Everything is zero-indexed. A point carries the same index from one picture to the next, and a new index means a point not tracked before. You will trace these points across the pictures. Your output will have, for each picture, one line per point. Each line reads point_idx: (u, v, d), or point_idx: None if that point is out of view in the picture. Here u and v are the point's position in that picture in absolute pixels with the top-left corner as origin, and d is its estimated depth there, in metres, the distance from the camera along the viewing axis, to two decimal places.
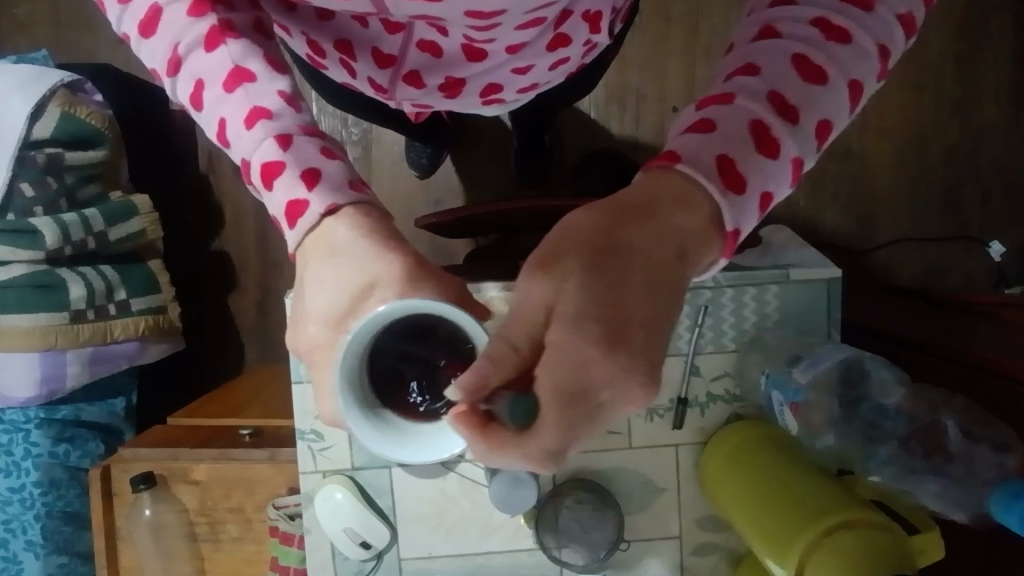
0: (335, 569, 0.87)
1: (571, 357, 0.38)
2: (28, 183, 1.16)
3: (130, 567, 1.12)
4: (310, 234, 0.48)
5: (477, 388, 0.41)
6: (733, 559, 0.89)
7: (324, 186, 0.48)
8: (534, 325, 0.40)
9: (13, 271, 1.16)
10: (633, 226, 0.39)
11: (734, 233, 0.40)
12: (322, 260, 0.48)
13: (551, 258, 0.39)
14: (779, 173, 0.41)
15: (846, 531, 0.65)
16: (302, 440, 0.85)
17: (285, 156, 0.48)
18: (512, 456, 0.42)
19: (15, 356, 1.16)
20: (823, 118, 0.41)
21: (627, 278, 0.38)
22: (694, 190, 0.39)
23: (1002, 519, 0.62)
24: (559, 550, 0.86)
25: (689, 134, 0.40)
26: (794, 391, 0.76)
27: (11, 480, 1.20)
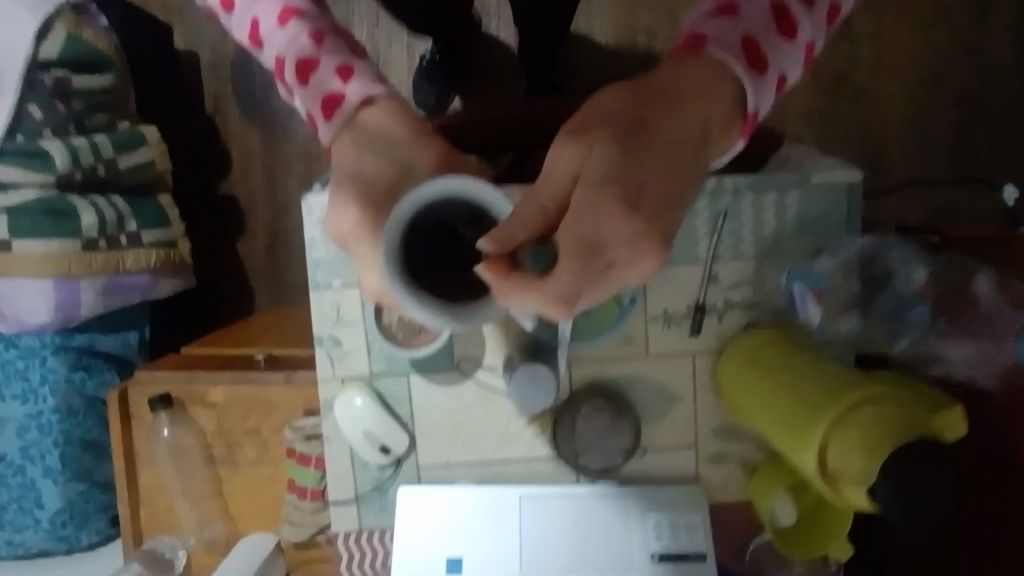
0: (355, 477, 0.88)
1: (589, 216, 0.53)
2: (35, 105, 1.15)
3: (149, 488, 1.13)
4: (339, 123, 0.67)
5: (507, 242, 0.54)
6: (749, 469, 0.90)
7: (349, 88, 0.68)
8: (562, 184, 0.55)
9: (26, 194, 1.16)
10: (658, 109, 0.56)
11: (751, 118, 0.59)
12: (350, 141, 0.67)
13: (583, 132, 0.56)
14: (766, 93, 0.60)
15: (867, 405, 0.61)
16: (320, 346, 0.85)
17: (318, 65, 0.68)
18: (530, 298, 0.56)
19: (30, 281, 1.16)
20: (809, 39, 0.62)
21: (655, 143, 0.55)
22: (718, 73, 0.57)
23: None
24: (575, 457, 0.88)
25: (704, 58, 0.57)
26: (815, 280, 0.77)
27: (28, 407, 1.20)
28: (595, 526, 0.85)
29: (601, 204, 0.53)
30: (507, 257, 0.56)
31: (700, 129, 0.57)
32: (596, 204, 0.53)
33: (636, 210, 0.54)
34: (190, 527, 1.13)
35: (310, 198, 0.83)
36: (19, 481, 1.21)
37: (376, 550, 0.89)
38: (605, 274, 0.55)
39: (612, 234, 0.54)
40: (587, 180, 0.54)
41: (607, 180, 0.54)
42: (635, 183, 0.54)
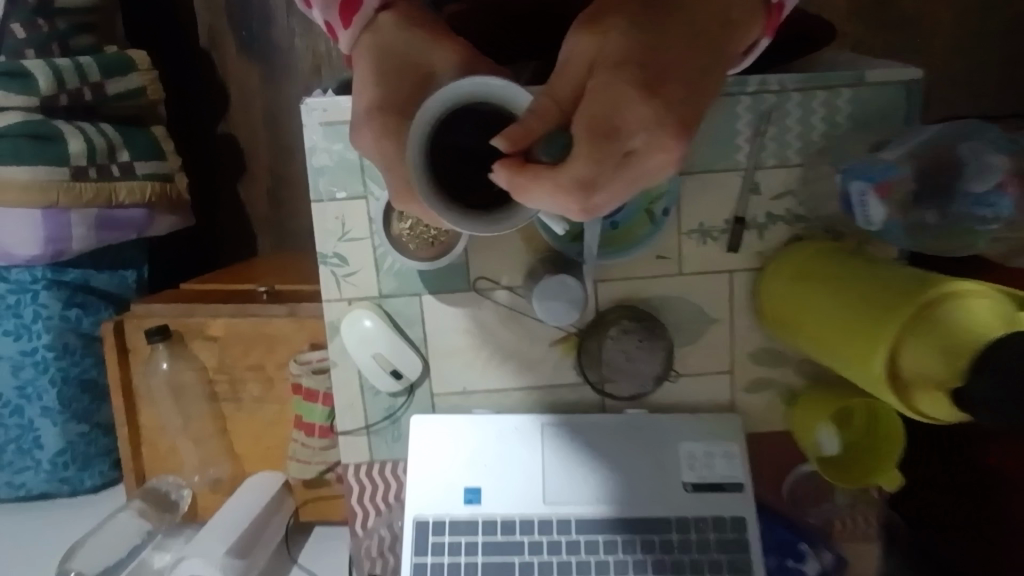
0: (365, 405, 0.82)
1: (611, 97, 0.47)
2: (20, 24, 1.07)
3: (150, 427, 1.08)
4: (361, 28, 0.69)
5: (522, 135, 0.48)
6: (788, 397, 0.83)
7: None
8: (578, 76, 0.48)
9: (8, 118, 1.07)
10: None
11: (779, 6, 0.57)
12: (370, 44, 0.68)
13: (597, 19, 0.49)
14: None
15: (952, 305, 0.53)
16: (325, 265, 0.79)
17: None
18: (545, 190, 0.49)
19: (15, 210, 1.08)
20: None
21: (675, 23, 0.49)
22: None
23: None
24: (602, 383, 0.81)
25: None
26: (884, 169, 0.62)
27: (21, 343, 1.14)
28: (623, 454, 0.80)
29: (622, 86, 0.46)
30: (523, 150, 0.49)
31: (723, 16, 0.52)
32: (616, 87, 0.47)
33: (659, 92, 0.48)
34: (194, 466, 1.08)
35: (310, 101, 0.75)
36: (17, 422, 1.16)
37: (389, 483, 0.84)
38: (624, 162, 0.49)
39: (635, 120, 0.47)
40: (602, 63, 0.47)
41: (628, 60, 0.47)
42: (654, 67, 0.48)
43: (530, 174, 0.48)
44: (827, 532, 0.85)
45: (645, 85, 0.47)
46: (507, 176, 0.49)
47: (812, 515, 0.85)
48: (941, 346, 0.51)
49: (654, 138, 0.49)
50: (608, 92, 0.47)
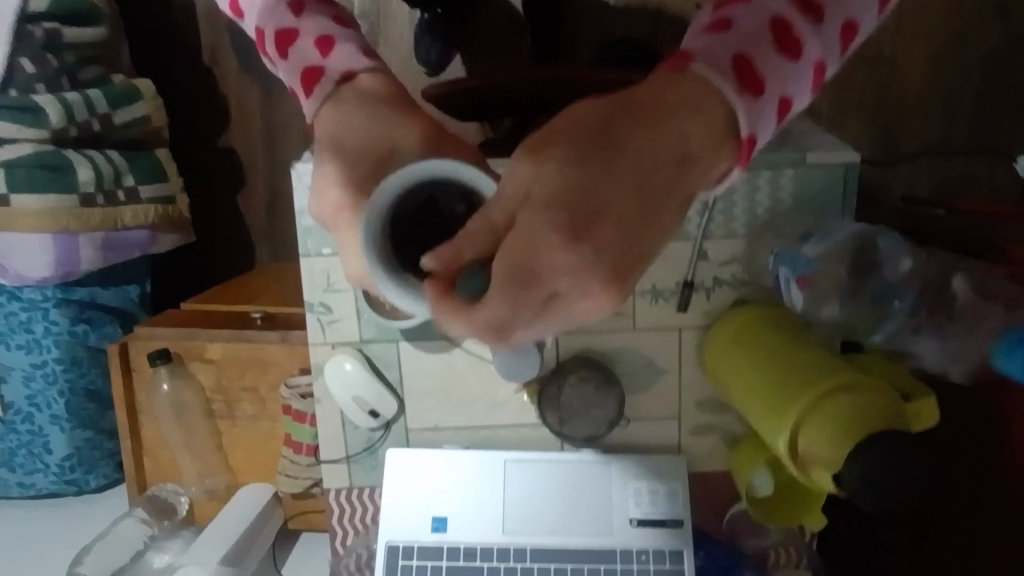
0: (346, 438, 0.91)
1: (532, 245, 0.45)
2: (28, 59, 1.14)
3: (152, 439, 1.17)
4: (326, 100, 0.64)
5: (451, 258, 0.47)
6: (731, 441, 0.92)
7: (332, 67, 0.65)
8: (512, 205, 0.47)
9: (21, 150, 1.15)
10: (633, 124, 0.47)
11: (748, 138, 0.51)
12: (336, 120, 0.63)
13: (543, 145, 0.47)
14: (800, 76, 0.53)
15: (840, 391, 0.62)
16: (311, 312, 0.87)
17: (300, 35, 0.65)
18: (462, 323, 0.49)
19: (27, 236, 1.16)
20: (819, 56, 0.54)
21: (619, 166, 0.46)
22: (709, 85, 0.50)
23: (1004, 369, 0.63)
24: (561, 425, 0.89)
25: (705, 36, 0.52)
26: (803, 263, 0.73)
27: (33, 357, 1.23)
28: (576, 490, 0.88)
29: (549, 227, 0.44)
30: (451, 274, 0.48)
31: (678, 153, 0.48)
32: (542, 230, 0.45)
33: (590, 238, 0.45)
34: (192, 476, 1.17)
35: (299, 167, 0.82)
36: (28, 428, 1.26)
37: (366, 506, 0.93)
38: (545, 306, 0.47)
39: (559, 268, 0.45)
40: (534, 201, 0.46)
41: (560, 200, 0.45)
42: (591, 210, 0.45)
43: (449, 305, 0.48)
44: (762, 562, 0.94)
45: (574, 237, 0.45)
46: (430, 299, 0.49)
47: (749, 547, 0.93)
48: (835, 426, 0.60)
49: (583, 293, 0.46)
50: (531, 235, 0.45)
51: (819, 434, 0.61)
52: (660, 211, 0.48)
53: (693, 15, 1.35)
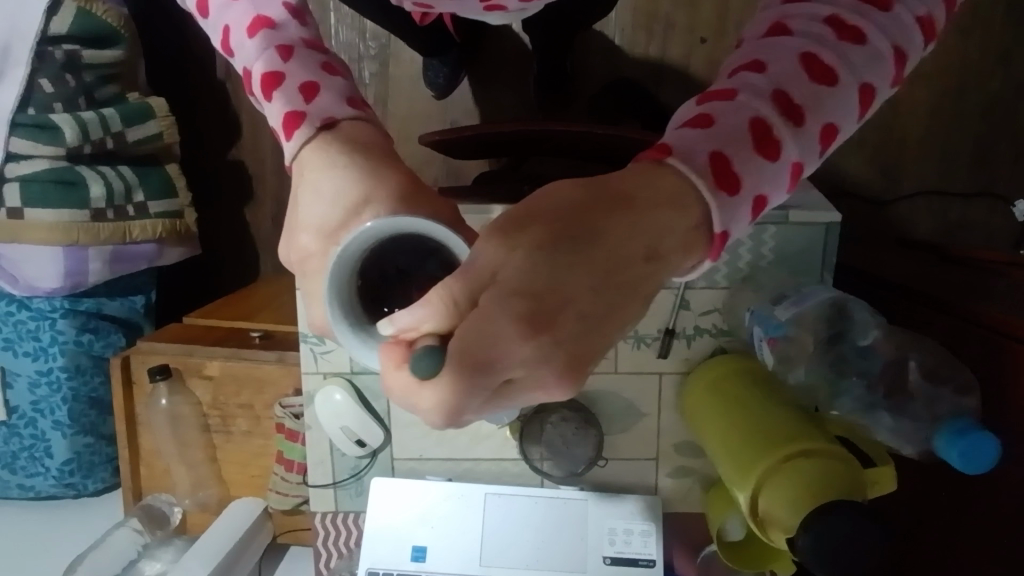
0: (334, 463, 0.94)
1: (484, 335, 0.45)
2: (47, 79, 1.17)
3: (149, 449, 1.21)
4: (306, 145, 0.58)
5: (412, 329, 0.48)
6: (706, 484, 0.94)
7: (319, 103, 0.58)
8: (477, 284, 0.46)
9: (37, 165, 1.19)
10: (608, 213, 0.45)
11: (722, 235, 0.46)
12: (318, 168, 0.57)
13: (515, 227, 0.46)
14: (778, 174, 0.47)
15: (805, 457, 0.69)
16: (305, 342, 0.90)
17: (284, 68, 0.58)
18: (415, 397, 0.49)
19: (40, 248, 1.19)
20: (796, 159, 0.47)
21: (582, 258, 0.45)
22: (681, 185, 0.45)
23: (943, 454, 0.66)
24: (541, 461, 0.92)
25: (686, 129, 0.47)
26: (774, 326, 0.78)
27: (38, 364, 1.27)
28: (554, 528, 0.91)
29: (510, 319, 0.44)
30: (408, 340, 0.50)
31: (648, 248, 0.45)
32: (501, 322, 0.45)
33: (549, 333, 0.45)
34: (185, 489, 1.21)
35: None
36: (31, 432, 1.30)
37: (350, 530, 0.97)
38: (496, 392, 0.48)
39: (515, 357, 0.46)
40: (496, 287, 0.45)
41: (525, 293, 0.45)
42: (555, 305, 0.45)
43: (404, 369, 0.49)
44: None
45: (533, 331, 0.45)
46: (388, 362, 0.50)
47: None
48: (796, 490, 0.67)
49: (539, 381, 0.47)
50: (487, 325, 0.45)
51: (780, 496, 0.67)
52: (630, 301, 0.47)
53: (697, 50, 1.37)
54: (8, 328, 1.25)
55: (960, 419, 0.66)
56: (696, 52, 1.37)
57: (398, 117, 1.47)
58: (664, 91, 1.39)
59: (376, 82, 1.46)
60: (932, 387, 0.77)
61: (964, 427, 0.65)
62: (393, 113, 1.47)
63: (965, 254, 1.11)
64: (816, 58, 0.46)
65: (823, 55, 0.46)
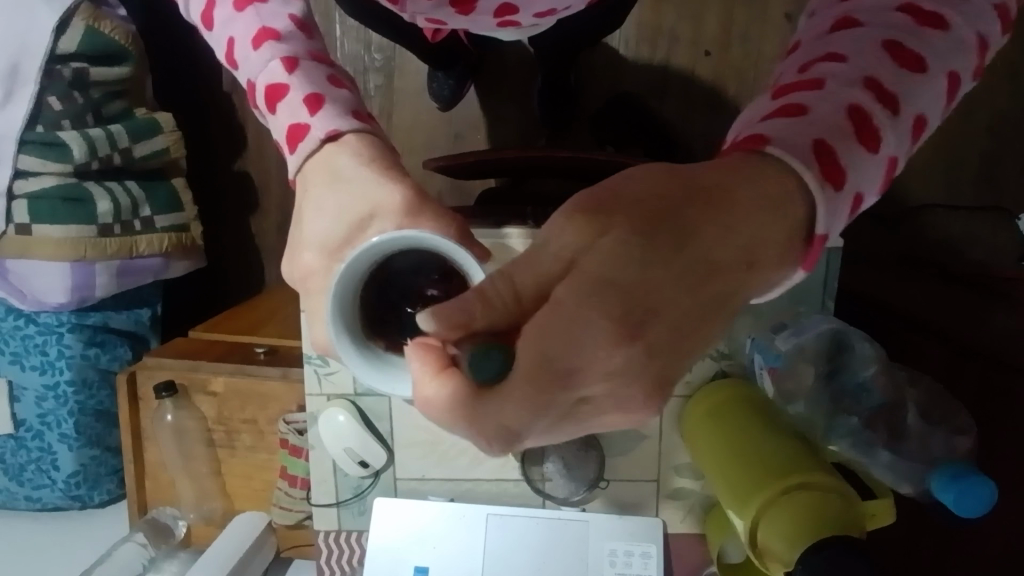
0: (337, 482, 0.95)
1: (566, 336, 0.40)
2: (56, 97, 1.18)
3: (154, 463, 1.22)
4: (311, 158, 0.55)
5: (462, 328, 0.41)
6: (705, 505, 0.95)
7: (325, 113, 0.55)
8: (548, 278, 0.40)
9: (45, 182, 1.20)
10: (698, 208, 0.40)
11: (825, 236, 0.42)
12: (325, 185, 0.55)
13: (598, 211, 0.39)
14: (875, 168, 0.43)
15: (803, 490, 0.69)
16: (309, 363, 0.91)
17: (290, 80, 0.55)
18: (468, 408, 0.43)
19: (48, 263, 1.20)
20: (893, 152, 0.43)
21: (672, 259, 0.39)
22: (784, 179, 0.40)
23: (937, 495, 0.66)
24: (543, 483, 0.93)
25: (776, 120, 0.42)
26: (774, 356, 0.78)
27: (45, 377, 1.28)
28: (554, 550, 0.91)
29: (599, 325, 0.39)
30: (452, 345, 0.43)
31: (749, 252, 0.40)
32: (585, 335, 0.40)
33: (641, 340, 0.40)
34: (190, 503, 1.22)
35: None
36: (38, 444, 1.31)
37: (353, 549, 0.98)
38: (572, 409, 0.44)
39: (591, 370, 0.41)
40: (577, 280, 0.39)
41: (614, 287, 0.39)
42: (649, 311, 0.39)
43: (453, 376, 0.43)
44: None
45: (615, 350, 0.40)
46: (424, 370, 0.44)
47: None
48: (795, 524, 0.67)
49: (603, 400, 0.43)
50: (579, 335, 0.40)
51: (778, 530, 0.68)
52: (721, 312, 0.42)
53: (700, 64, 1.37)
54: (15, 343, 1.27)
55: (956, 463, 0.67)
56: (699, 66, 1.37)
57: (403, 130, 1.48)
58: (667, 105, 1.39)
59: (380, 95, 1.46)
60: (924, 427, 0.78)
61: (960, 471, 0.66)
62: (397, 126, 1.48)
63: None
64: (902, 46, 0.43)
65: (907, 43, 0.43)
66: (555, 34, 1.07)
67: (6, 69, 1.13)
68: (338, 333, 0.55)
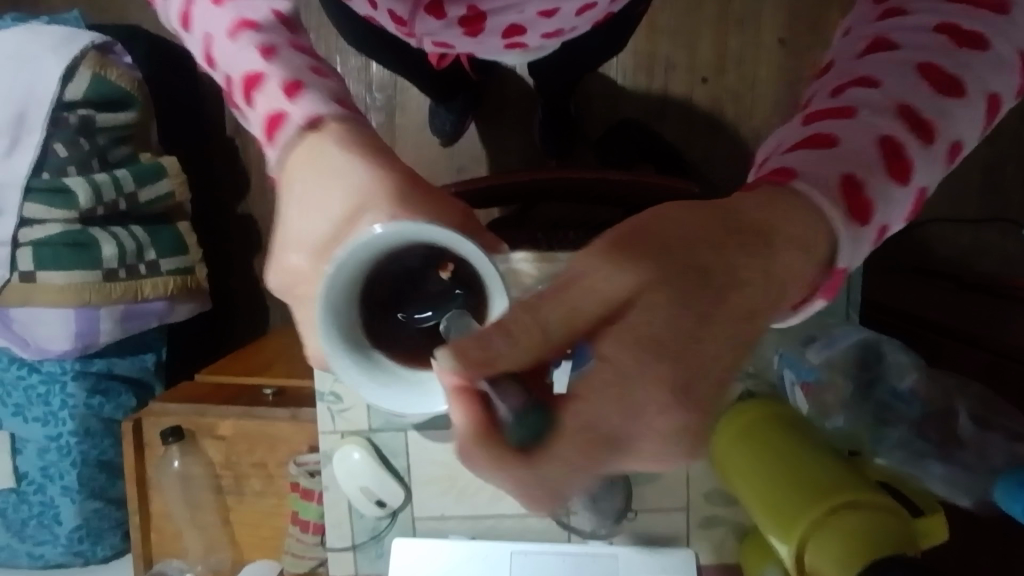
0: (352, 524, 0.92)
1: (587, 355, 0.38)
2: (61, 143, 1.18)
3: (161, 513, 1.18)
4: (293, 148, 0.51)
5: (483, 363, 0.37)
6: (739, 533, 0.91)
7: (306, 100, 0.51)
8: (579, 310, 0.37)
9: (50, 229, 1.18)
10: (707, 257, 0.38)
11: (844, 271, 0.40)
12: (309, 176, 0.52)
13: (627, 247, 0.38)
14: (905, 199, 0.39)
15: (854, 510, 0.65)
16: (322, 401, 0.88)
17: (268, 68, 0.51)
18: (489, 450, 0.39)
19: (51, 310, 1.18)
20: (924, 183, 0.39)
21: (697, 292, 0.38)
22: (809, 216, 0.38)
23: (1008, 507, 0.63)
24: (568, 516, 0.88)
25: (801, 152, 0.38)
26: (807, 371, 0.78)
27: (48, 429, 1.24)
28: None
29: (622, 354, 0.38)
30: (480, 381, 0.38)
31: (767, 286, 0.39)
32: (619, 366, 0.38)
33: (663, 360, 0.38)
34: (197, 554, 1.17)
35: None
36: (40, 498, 1.27)
37: None
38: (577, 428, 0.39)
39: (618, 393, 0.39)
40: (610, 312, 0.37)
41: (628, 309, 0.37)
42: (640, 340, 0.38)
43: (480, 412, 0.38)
44: None
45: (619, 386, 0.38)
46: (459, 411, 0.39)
47: None
48: (845, 548, 0.64)
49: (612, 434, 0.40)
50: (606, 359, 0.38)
51: (827, 555, 0.64)
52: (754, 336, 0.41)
53: (698, 89, 1.38)
54: (18, 394, 1.24)
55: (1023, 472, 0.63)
56: (698, 91, 1.38)
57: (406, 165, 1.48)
58: (668, 130, 1.40)
59: (382, 132, 1.48)
60: (981, 430, 0.74)
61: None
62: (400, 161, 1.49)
63: (988, 282, 1.09)
64: (935, 71, 0.38)
65: (942, 66, 0.38)
66: (558, 63, 1.08)
67: (13, 116, 1.14)
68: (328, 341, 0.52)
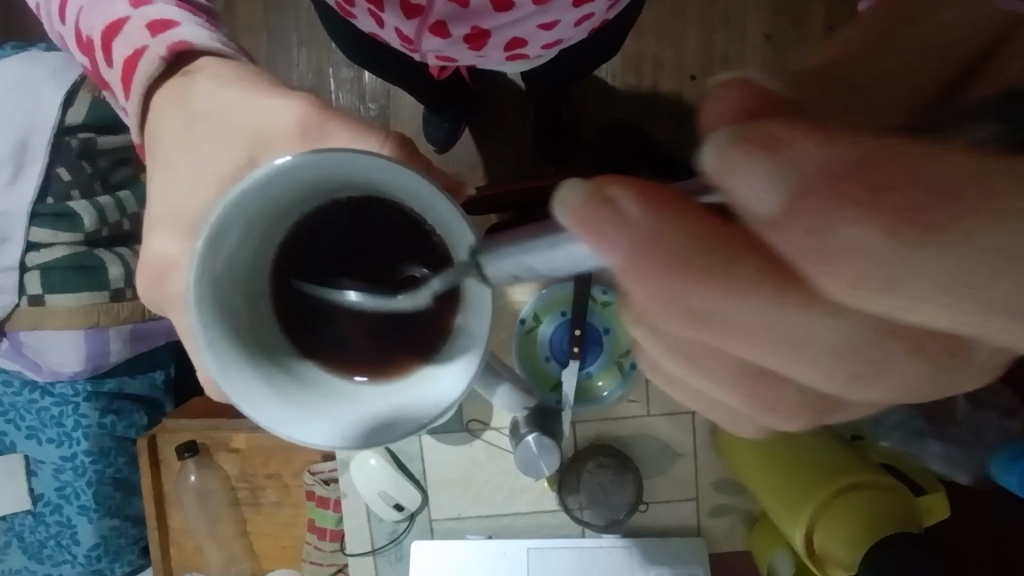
0: (371, 529, 0.94)
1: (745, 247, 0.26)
2: (64, 168, 1.20)
3: (179, 527, 1.20)
4: (161, 86, 0.55)
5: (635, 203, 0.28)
6: (749, 520, 0.93)
7: (172, 34, 0.53)
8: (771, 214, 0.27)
9: (56, 253, 1.20)
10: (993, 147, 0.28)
11: None
12: (183, 115, 0.54)
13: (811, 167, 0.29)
14: None
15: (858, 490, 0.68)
16: None
17: (130, 13, 0.53)
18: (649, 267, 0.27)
19: (61, 333, 1.19)
20: None
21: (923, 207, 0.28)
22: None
23: (1004, 479, 0.66)
24: (581, 511, 0.91)
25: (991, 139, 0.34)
26: None
27: (63, 449, 1.26)
28: None
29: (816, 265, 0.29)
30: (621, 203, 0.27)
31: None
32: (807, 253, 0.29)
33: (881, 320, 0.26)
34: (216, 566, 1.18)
35: None
36: (57, 519, 1.28)
37: None
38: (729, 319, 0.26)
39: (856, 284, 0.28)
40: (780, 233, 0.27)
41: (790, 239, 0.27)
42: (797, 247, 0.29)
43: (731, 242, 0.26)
44: None
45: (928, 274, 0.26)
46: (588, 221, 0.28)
47: None
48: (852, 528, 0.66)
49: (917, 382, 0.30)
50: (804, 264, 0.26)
51: (834, 535, 0.67)
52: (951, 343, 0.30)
53: (687, 88, 1.41)
54: (32, 416, 1.26)
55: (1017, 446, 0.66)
56: (687, 89, 1.41)
57: None
58: (660, 128, 1.43)
59: None
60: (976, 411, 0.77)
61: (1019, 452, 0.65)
62: None
63: None
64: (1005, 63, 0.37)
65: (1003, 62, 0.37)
66: (554, 69, 1.10)
67: (16, 145, 1.17)
68: (219, 362, 0.48)
